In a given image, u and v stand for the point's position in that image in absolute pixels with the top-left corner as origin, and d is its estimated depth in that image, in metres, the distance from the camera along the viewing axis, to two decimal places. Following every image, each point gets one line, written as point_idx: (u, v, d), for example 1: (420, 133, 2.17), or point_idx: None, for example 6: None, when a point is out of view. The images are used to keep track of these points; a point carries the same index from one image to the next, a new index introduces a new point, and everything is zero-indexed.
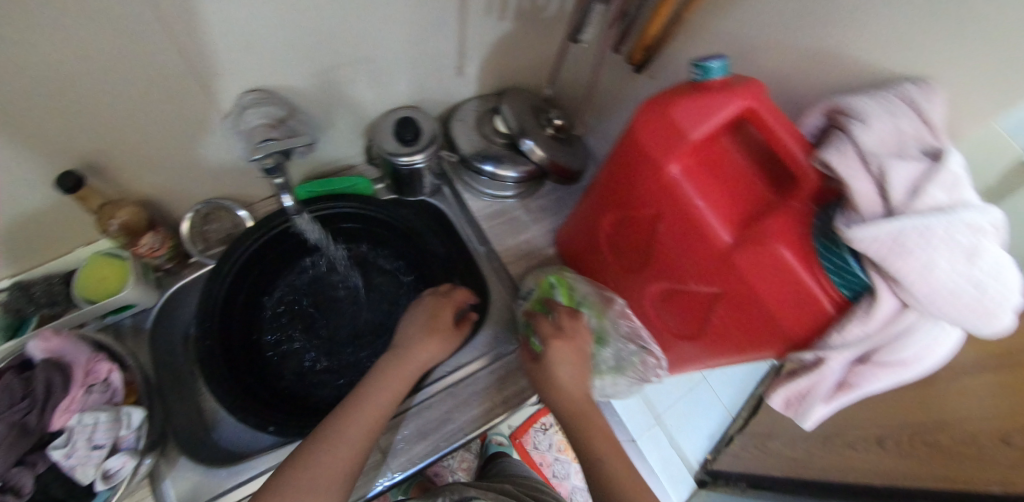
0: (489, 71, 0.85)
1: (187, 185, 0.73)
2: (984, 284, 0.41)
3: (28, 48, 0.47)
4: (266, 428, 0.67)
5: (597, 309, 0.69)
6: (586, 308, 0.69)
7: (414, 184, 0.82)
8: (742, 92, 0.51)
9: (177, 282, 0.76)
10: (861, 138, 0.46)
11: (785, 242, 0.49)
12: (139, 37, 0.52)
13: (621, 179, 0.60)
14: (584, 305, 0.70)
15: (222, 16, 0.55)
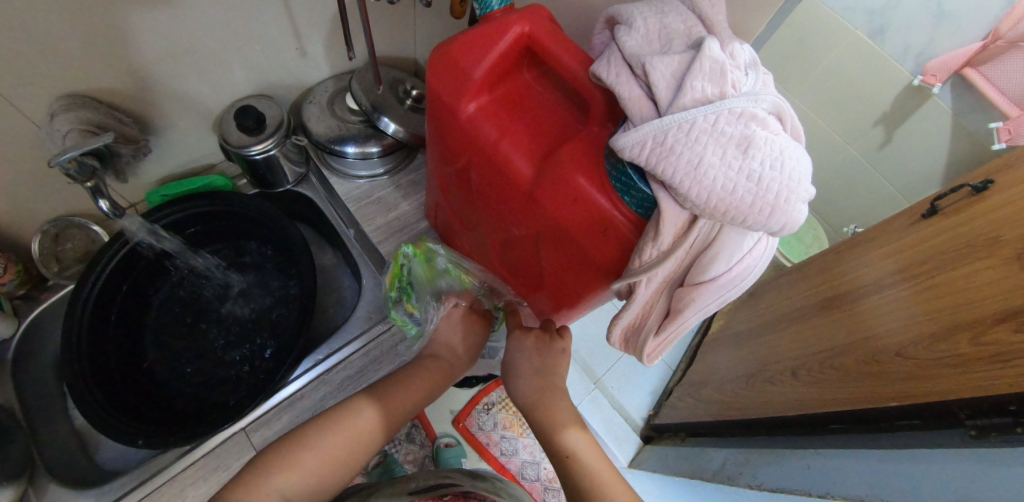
0: (336, 49, 0.82)
1: (22, 205, 0.71)
2: (757, 175, 0.39)
3: None
4: (132, 442, 0.63)
5: (460, 273, 0.71)
6: (448, 273, 0.71)
7: (275, 176, 0.79)
8: (518, 18, 0.49)
9: (36, 308, 0.75)
10: (627, 44, 0.44)
11: (578, 168, 0.46)
12: None
13: (436, 131, 0.57)
14: (447, 271, 0.70)
15: None
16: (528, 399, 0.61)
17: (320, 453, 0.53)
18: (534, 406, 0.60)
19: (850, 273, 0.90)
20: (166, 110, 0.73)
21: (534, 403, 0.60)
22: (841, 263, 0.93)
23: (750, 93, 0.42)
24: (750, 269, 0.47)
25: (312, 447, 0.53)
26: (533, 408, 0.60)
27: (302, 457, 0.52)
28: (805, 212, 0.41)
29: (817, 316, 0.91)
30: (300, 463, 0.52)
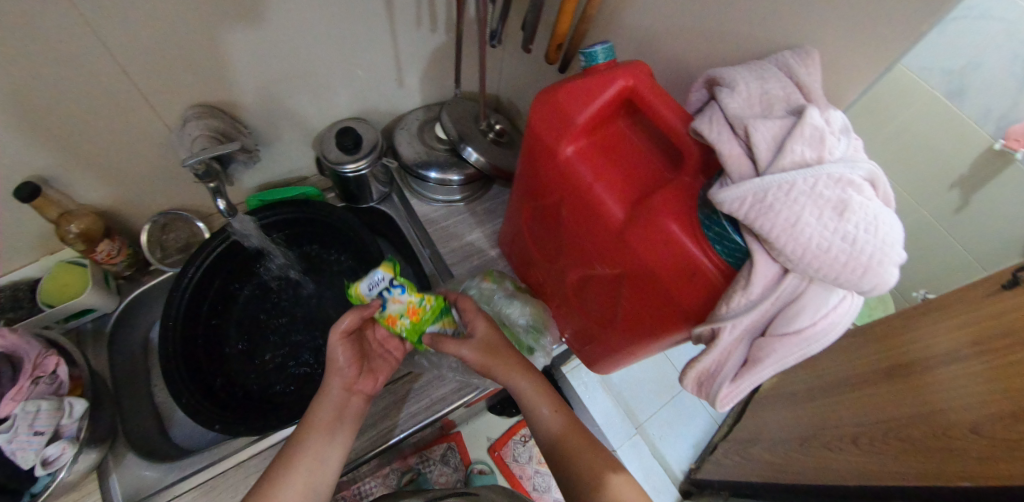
0: (430, 82, 0.89)
1: (143, 196, 0.79)
2: (852, 237, 0.41)
3: None
4: (211, 426, 0.68)
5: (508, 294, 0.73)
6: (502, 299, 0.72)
7: (362, 192, 0.86)
8: (622, 73, 0.54)
9: (136, 289, 0.83)
10: (728, 105, 0.48)
11: (671, 214, 0.50)
12: (79, 59, 0.58)
13: (529, 168, 0.62)
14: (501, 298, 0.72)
15: (156, 40, 0.61)
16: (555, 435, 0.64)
17: (294, 478, 0.57)
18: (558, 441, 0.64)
19: (920, 343, 0.87)
20: (277, 125, 0.81)
21: (561, 435, 0.64)
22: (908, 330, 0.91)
23: (845, 159, 0.44)
24: (836, 325, 0.47)
25: (286, 476, 0.57)
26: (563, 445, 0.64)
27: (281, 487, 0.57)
28: (899, 275, 0.42)
29: (880, 384, 0.89)
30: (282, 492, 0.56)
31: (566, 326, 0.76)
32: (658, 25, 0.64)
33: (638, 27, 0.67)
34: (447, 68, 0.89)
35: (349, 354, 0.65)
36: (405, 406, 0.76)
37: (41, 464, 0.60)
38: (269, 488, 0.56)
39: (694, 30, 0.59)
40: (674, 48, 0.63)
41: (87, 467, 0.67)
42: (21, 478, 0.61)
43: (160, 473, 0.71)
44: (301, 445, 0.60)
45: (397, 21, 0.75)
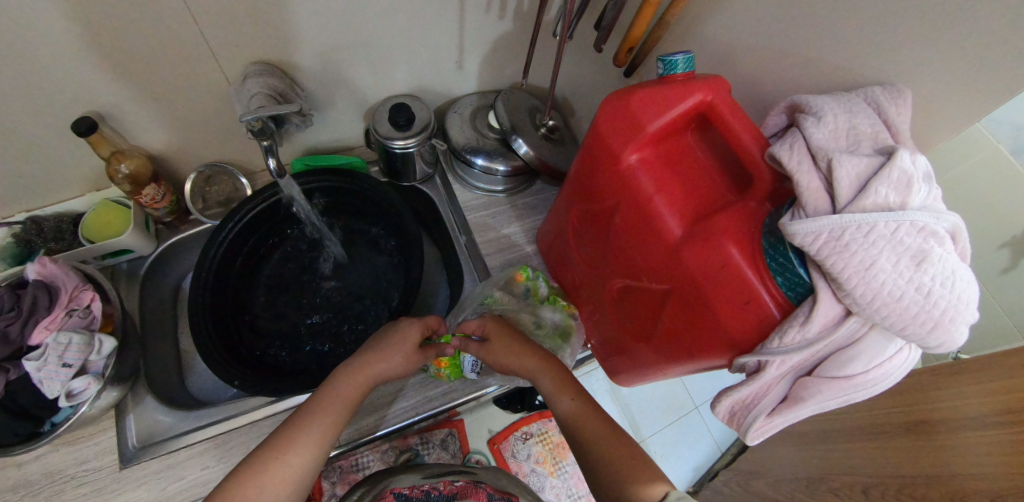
0: (489, 68, 0.88)
1: (192, 146, 0.80)
2: (927, 290, 0.39)
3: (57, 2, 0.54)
4: (229, 381, 0.67)
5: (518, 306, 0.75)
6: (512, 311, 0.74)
7: (406, 170, 0.85)
8: (701, 86, 0.52)
9: (173, 237, 0.83)
10: (811, 135, 0.46)
11: (732, 238, 0.48)
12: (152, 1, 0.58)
13: (586, 170, 0.62)
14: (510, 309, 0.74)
15: None
16: (565, 419, 0.62)
17: (297, 456, 0.54)
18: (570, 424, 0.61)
19: (941, 403, 0.79)
20: (333, 92, 0.81)
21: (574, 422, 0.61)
22: (924, 388, 0.84)
23: (929, 208, 0.42)
24: (890, 376, 0.45)
25: (290, 450, 0.54)
26: (573, 428, 0.61)
27: (285, 462, 0.53)
28: (969, 336, 0.40)
29: (900, 437, 0.84)
30: (286, 468, 0.53)
31: (596, 334, 0.75)
32: (740, 41, 0.62)
33: (719, 40, 0.65)
34: (507, 57, 0.87)
35: (398, 345, 0.64)
36: (422, 389, 0.76)
37: (65, 396, 0.61)
38: (275, 460, 0.53)
39: (779, 51, 0.57)
40: (752, 68, 0.61)
41: (108, 405, 0.67)
42: (43, 405, 0.62)
43: (175, 419, 0.72)
44: (309, 421, 0.56)
45: (466, 3, 0.74)
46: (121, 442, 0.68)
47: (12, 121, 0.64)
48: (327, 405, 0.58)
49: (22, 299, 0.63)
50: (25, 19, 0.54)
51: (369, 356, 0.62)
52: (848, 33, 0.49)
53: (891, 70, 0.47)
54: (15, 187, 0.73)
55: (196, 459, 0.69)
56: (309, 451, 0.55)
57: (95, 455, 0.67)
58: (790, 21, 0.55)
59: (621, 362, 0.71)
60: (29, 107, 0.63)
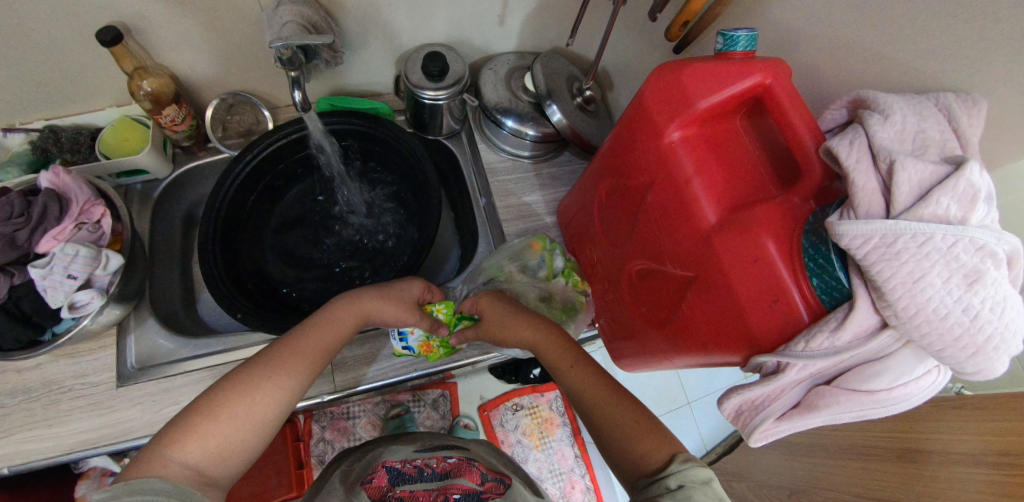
0: (531, 27, 0.84)
1: (217, 71, 0.77)
2: (975, 313, 0.37)
3: None
4: (233, 313, 0.66)
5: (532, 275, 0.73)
6: (521, 279, 0.73)
7: (432, 123, 0.82)
8: (763, 66, 0.48)
9: (190, 163, 0.82)
10: (874, 131, 0.43)
11: (769, 231, 0.46)
12: None
13: (624, 143, 0.59)
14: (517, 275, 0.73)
15: None
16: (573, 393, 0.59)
17: (279, 378, 0.53)
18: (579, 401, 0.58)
19: (934, 435, 0.76)
20: (366, 32, 0.77)
21: (579, 393, 0.59)
22: (926, 417, 0.81)
23: (989, 227, 0.38)
24: (913, 397, 0.43)
25: (278, 371, 0.53)
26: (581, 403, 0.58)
27: (270, 381, 0.53)
28: (1008, 366, 0.38)
29: (892, 461, 0.81)
30: (270, 387, 0.52)
31: (606, 314, 0.73)
32: (807, 27, 0.57)
33: (784, 24, 0.60)
34: (552, 19, 0.83)
35: (398, 295, 0.65)
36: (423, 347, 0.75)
37: (67, 307, 0.60)
38: (257, 379, 0.52)
39: (848, 42, 0.53)
40: (815, 58, 0.57)
41: (111, 322, 0.67)
42: (45, 314, 0.61)
43: (174, 345, 0.72)
44: (298, 346, 0.56)
45: None
46: (119, 361, 0.69)
47: (38, 22, 0.62)
48: (313, 334, 0.58)
49: (33, 205, 0.62)
50: None
51: (373, 295, 0.63)
52: (927, 30, 0.45)
53: (971, 74, 0.43)
54: (35, 93, 0.72)
55: (191, 387, 0.68)
56: (293, 374, 0.54)
57: (95, 370, 0.67)
58: (866, 9, 0.50)
59: (626, 347, 0.69)
60: (55, 10, 0.61)
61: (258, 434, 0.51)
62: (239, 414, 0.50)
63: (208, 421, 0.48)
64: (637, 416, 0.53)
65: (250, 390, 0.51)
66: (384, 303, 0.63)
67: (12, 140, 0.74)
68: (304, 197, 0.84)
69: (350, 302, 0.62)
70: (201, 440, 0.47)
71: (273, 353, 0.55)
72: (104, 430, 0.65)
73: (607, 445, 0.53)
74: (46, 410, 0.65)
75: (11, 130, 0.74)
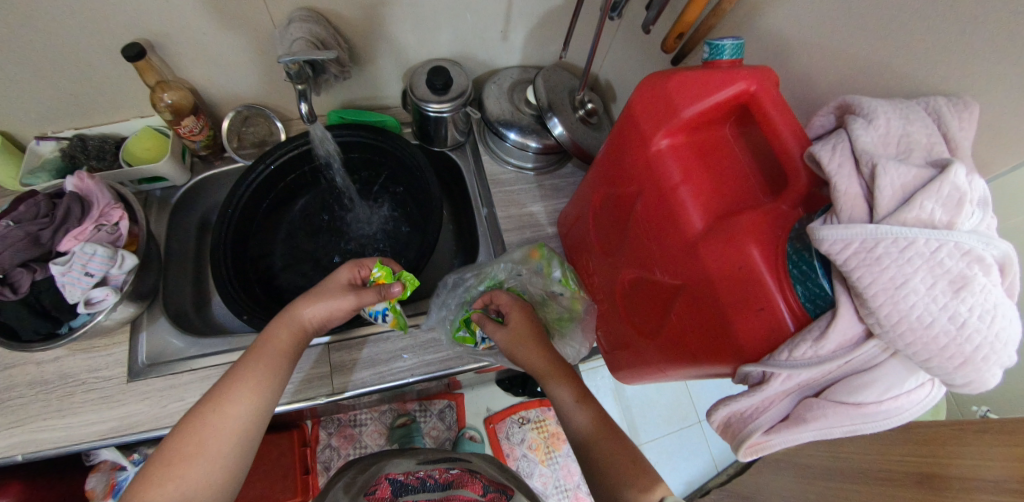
0: (536, 42, 0.85)
1: (234, 85, 0.81)
2: (962, 321, 0.35)
3: None
4: (238, 315, 0.69)
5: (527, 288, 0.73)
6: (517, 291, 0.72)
7: (438, 135, 0.84)
8: (747, 74, 0.48)
9: (207, 171, 0.86)
10: (857, 136, 0.42)
11: (754, 239, 0.46)
12: None
13: (615, 152, 0.59)
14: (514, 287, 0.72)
15: None
16: (579, 434, 0.58)
17: (234, 410, 0.54)
18: (587, 443, 0.57)
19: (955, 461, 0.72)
20: (375, 48, 0.80)
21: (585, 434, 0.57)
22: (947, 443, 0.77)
23: (978, 232, 0.37)
24: (905, 411, 0.42)
25: (225, 402, 0.54)
26: (586, 446, 0.57)
27: (220, 414, 0.53)
28: (1001, 377, 0.36)
29: (908, 488, 0.77)
30: (221, 421, 0.53)
31: (601, 325, 0.72)
32: (798, 38, 0.57)
33: (780, 34, 0.60)
34: (555, 34, 0.84)
35: (329, 290, 0.64)
36: (423, 351, 0.72)
37: (84, 303, 0.64)
38: (207, 415, 0.53)
39: (845, 51, 0.52)
40: (810, 68, 0.56)
41: (125, 319, 0.70)
42: (64, 309, 0.65)
43: (184, 344, 0.75)
44: (239, 374, 0.57)
45: None
46: (131, 357, 0.72)
47: (71, 38, 0.67)
48: (254, 357, 0.58)
49: (57, 207, 0.66)
50: None
51: (307, 300, 0.63)
52: (919, 35, 0.45)
53: (964, 80, 0.42)
54: (68, 106, 0.78)
55: (195, 385, 0.70)
56: (244, 402, 0.55)
57: (108, 365, 0.71)
58: (858, 16, 0.50)
59: (620, 360, 0.69)
60: (86, 26, 0.66)
61: (223, 470, 0.51)
62: (193, 455, 0.50)
63: (166, 468, 0.49)
64: (629, 454, 0.54)
65: (201, 428, 0.52)
66: (325, 305, 0.63)
67: (44, 147, 0.80)
68: (312, 205, 0.87)
69: (290, 314, 0.62)
70: (163, 486, 0.48)
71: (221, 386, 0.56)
72: (112, 423, 0.68)
73: (597, 485, 0.54)
74: (61, 402, 0.69)
75: (43, 139, 0.80)
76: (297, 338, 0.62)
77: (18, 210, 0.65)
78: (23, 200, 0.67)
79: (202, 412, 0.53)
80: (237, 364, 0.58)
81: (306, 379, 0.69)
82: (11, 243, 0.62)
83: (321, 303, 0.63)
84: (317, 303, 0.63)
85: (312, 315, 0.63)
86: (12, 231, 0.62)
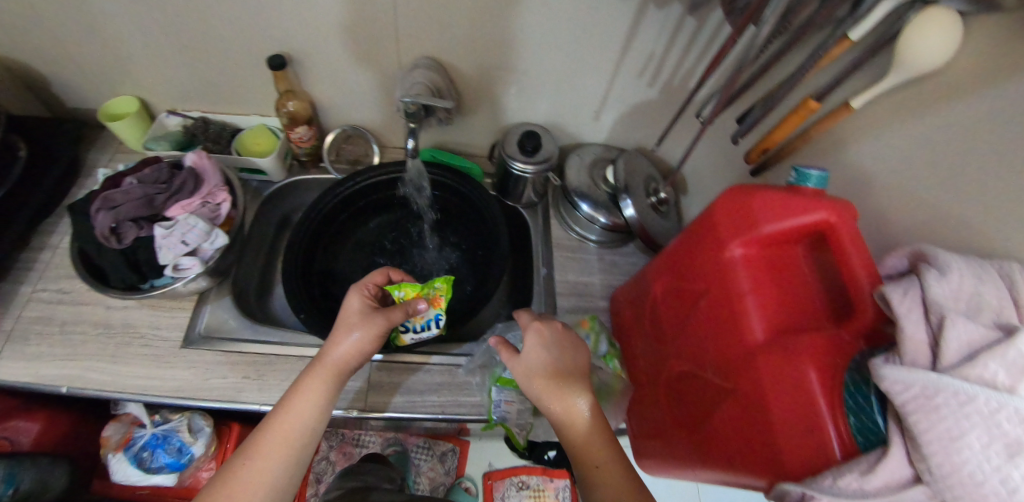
0: (623, 127, 0.92)
1: (347, 107, 0.90)
2: (1016, 487, 0.34)
3: None
4: (296, 313, 0.74)
5: None
6: None
7: (515, 192, 0.90)
8: (829, 206, 0.51)
9: (301, 175, 0.93)
10: (930, 285, 0.44)
11: (813, 361, 0.48)
12: None
13: (687, 248, 0.63)
14: None
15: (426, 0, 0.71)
16: None
17: (267, 462, 0.55)
18: None
19: None
20: (478, 102, 0.88)
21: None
22: None
23: None
24: None
25: (255, 454, 0.55)
26: None
27: (252, 466, 0.54)
28: None
29: None
30: (252, 475, 0.54)
31: (636, 406, 0.73)
32: (878, 175, 0.60)
33: (862, 170, 0.62)
34: (643, 124, 0.90)
35: (350, 322, 0.62)
36: (456, 391, 0.74)
37: (172, 267, 0.69)
38: (240, 466, 0.54)
39: (924, 198, 0.54)
40: (888, 206, 0.58)
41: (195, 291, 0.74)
42: (153, 267, 0.71)
43: (238, 325, 0.80)
44: (272, 424, 0.57)
45: (621, 66, 0.79)
46: (191, 325, 0.77)
47: (231, 40, 0.79)
48: (289, 404, 0.58)
49: (175, 177, 0.73)
50: None
51: (334, 339, 0.61)
52: (997, 201, 0.46)
53: None
54: (209, 94, 0.89)
55: (240, 367, 0.74)
56: (276, 454, 0.55)
57: (168, 328, 0.76)
58: (943, 170, 0.52)
59: (649, 447, 0.69)
60: (245, 32, 0.77)
61: None
62: None
63: None
64: None
65: (232, 481, 0.53)
66: (351, 346, 0.61)
67: (172, 120, 0.92)
68: (386, 228, 0.93)
69: (320, 358, 0.60)
70: None
71: (253, 437, 0.56)
72: (155, 382, 0.72)
73: None
74: (117, 350, 0.75)
75: (173, 114, 0.92)
76: (334, 383, 0.61)
77: (143, 172, 0.72)
78: (148, 164, 0.74)
79: (238, 462, 0.54)
80: (275, 409, 0.58)
81: (342, 389, 0.72)
82: (130, 199, 0.68)
83: (346, 340, 0.61)
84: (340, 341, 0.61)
85: (339, 358, 0.61)
86: (134, 189, 0.69)
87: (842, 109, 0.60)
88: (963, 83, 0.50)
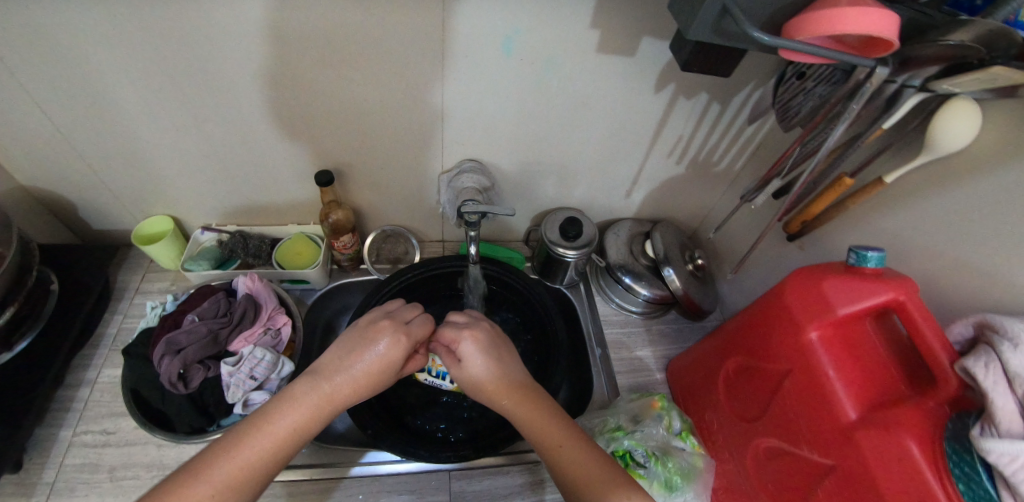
0: (651, 201, 0.97)
1: (385, 209, 0.93)
2: None
3: (342, 84, 0.70)
4: (364, 429, 0.75)
5: (647, 437, 0.74)
6: (636, 440, 0.74)
7: (555, 273, 0.94)
8: (894, 285, 0.56)
9: (343, 278, 0.94)
10: (1006, 356, 0.46)
11: (912, 433, 0.51)
12: (410, 99, 0.73)
13: (758, 328, 0.67)
14: (633, 436, 0.74)
15: (469, 108, 0.75)
16: None
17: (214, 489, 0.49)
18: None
19: None
20: (517, 193, 0.92)
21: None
22: None
23: None
24: None
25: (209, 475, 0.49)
26: None
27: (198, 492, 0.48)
28: None
29: None
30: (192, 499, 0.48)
31: (722, 482, 0.74)
32: (916, 239, 0.63)
33: (895, 235, 0.65)
34: (670, 196, 0.96)
35: (366, 347, 0.60)
36: (539, 490, 0.74)
37: (241, 404, 0.67)
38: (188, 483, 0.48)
39: (969, 263, 0.57)
40: (931, 271, 0.62)
41: None
42: (222, 408, 0.70)
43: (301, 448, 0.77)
44: (238, 444, 0.52)
45: (651, 150, 0.85)
46: None
47: (276, 159, 0.81)
48: (265, 426, 0.53)
49: (233, 308, 0.72)
50: (323, 96, 0.71)
51: (338, 362, 0.58)
52: None
53: None
54: (251, 210, 0.91)
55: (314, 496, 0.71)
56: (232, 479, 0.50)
57: None
58: (983, 237, 0.56)
59: None
60: (290, 151, 0.79)
61: None
62: None
63: None
64: None
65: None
66: (354, 371, 0.58)
67: (206, 237, 0.91)
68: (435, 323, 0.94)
69: (315, 381, 0.57)
70: None
71: (218, 453, 0.51)
72: None
73: None
74: None
75: (207, 230, 0.90)
76: (321, 412, 0.56)
77: (201, 306, 0.72)
78: (204, 295, 0.74)
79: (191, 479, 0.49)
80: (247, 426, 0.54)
81: None
82: (194, 339, 0.68)
83: (358, 362, 0.58)
84: (349, 362, 0.58)
85: (341, 383, 0.57)
86: (197, 326, 0.69)
87: (874, 183, 0.63)
88: (978, 159, 0.55)
